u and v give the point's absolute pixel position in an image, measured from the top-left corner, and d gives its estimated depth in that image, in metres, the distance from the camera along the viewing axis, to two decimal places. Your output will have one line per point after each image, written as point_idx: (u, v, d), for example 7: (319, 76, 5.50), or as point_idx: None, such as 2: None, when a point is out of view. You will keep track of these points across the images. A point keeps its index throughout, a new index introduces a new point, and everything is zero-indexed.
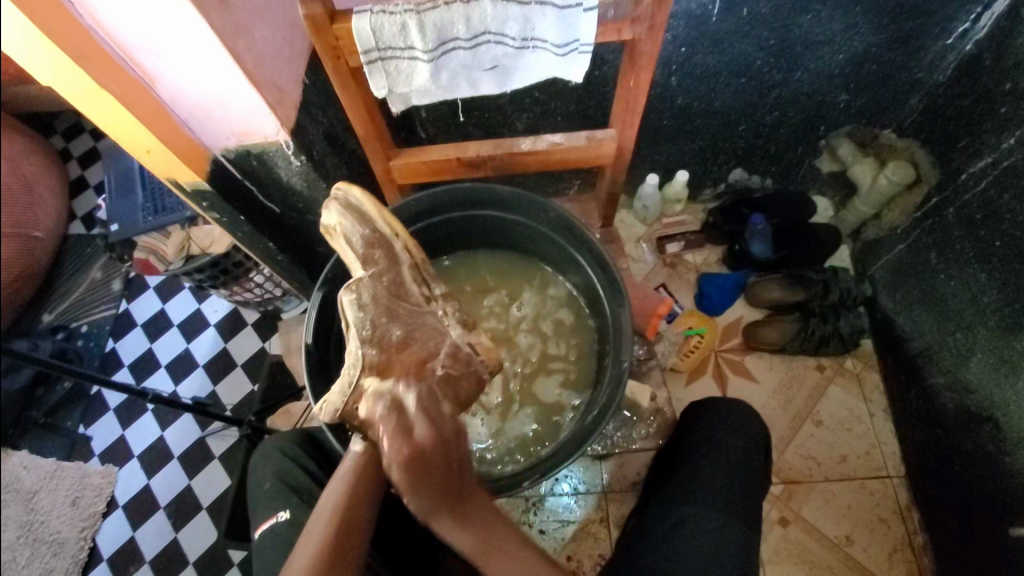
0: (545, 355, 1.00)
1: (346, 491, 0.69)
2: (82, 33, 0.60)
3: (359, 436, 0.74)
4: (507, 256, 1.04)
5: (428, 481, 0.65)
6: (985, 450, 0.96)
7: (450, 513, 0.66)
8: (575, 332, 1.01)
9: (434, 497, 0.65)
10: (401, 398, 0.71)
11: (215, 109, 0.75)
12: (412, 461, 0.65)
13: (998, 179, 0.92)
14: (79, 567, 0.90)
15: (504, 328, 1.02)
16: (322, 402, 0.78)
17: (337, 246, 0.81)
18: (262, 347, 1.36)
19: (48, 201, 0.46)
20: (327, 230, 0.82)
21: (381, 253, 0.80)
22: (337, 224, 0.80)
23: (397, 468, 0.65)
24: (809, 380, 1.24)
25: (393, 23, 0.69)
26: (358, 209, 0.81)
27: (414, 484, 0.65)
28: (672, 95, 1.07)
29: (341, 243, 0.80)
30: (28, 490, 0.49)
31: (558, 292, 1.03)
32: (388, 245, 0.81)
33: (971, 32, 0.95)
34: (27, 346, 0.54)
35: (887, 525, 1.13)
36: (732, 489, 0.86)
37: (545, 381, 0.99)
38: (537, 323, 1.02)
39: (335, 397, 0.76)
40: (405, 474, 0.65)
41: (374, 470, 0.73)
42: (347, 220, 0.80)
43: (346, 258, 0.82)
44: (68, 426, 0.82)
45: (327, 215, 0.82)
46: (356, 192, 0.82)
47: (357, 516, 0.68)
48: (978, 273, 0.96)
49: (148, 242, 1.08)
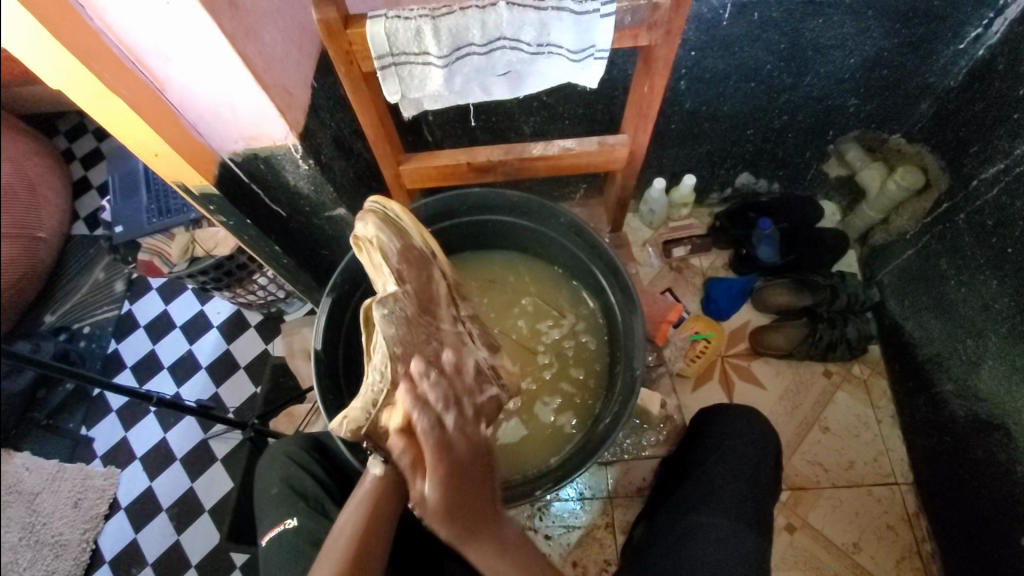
0: (560, 376, 0.98)
1: (364, 517, 0.68)
2: (92, 35, 0.59)
3: (380, 459, 0.72)
4: (530, 267, 1.03)
5: (460, 496, 0.65)
6: (996, 460, 0.95)
7: (488, 533, 0.65)
8: (594, 358, 0.99)
9: (472, 524, 0.64)
10: (438, 419, 0.69)
11: (223, 111, 0.74)
12: (444, 477, 0.65)
13: (1010, 185, 0.91)
14: (82, 569, 0.90)
15: (528, 340, 0.99)
16: (342, 418, 0.73)
17: (364, 256, 0.77)
18: (263, 347, 1.39)
19: (50, 202, 0.45)
20: (357, 238, 0.77)
21: (410, 270, 0.78)
22: (373, 237, 0.76)
23: (430, 486, 0.64)
24: (817, 386, 1.24)
25: (408, 28, 0.69)
26: (391, 223, 0.78)
27: (449, 509, 0.63)
28: (682, 99, 1.06)
29: (378, 255, 0.75)
30: (31, 491, 0.48)
31: (580, 309, 1.01)
32: (418, 256, 0.80)
33: (985, 37, 0.95)
34: (28, 348, 0.53)
35: (894, 532, 1.13)
36: (746, 498, 0.85)
37: (542, 406, 0.95)
38: (559, 343, 0.99)
39: (357, 414, 0.72)
40: (448, 494, 0.64)
41: (391, 491, 0.72)
42: (385, 233, 0.76)
43: (372, 264, 0.77)
44: (70, 427, 0.82)
45: (359, 224, 0.77)
46: (392, 208, 0.81)
47: (377, 533, 0.68)
48: (990, 280, 0.96)
49: (152, 244, 1.06)
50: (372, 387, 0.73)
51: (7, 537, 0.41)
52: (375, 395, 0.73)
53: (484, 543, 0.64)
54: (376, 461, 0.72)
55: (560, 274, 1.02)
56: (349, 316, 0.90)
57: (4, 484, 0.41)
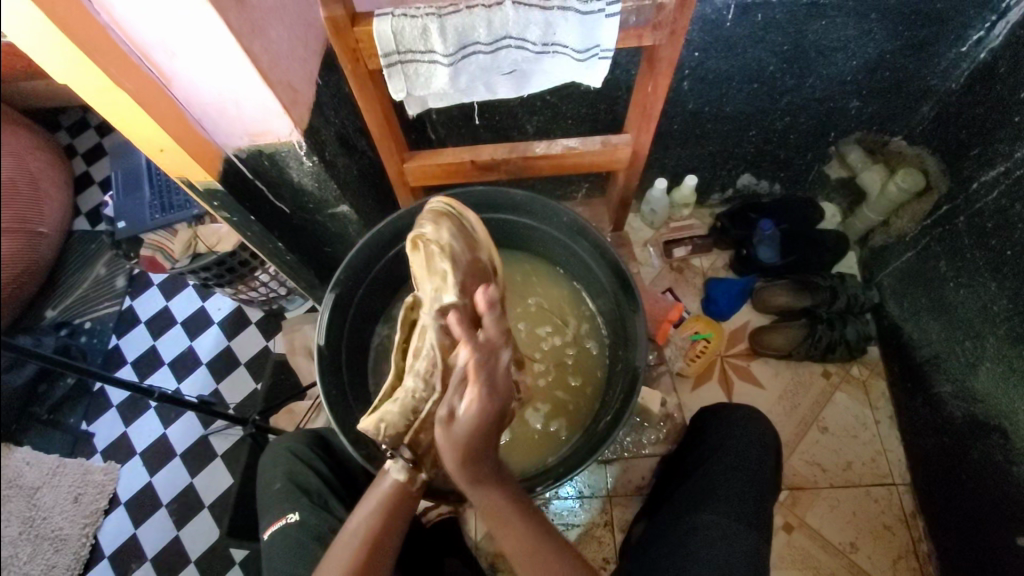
0: (556, 383, 0.97)
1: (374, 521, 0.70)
2: (101, 30, 0.60)
3: (401, 466, 0.72)
4: (536, 270, 1.03)
5: (491, 423, 0.63)
6: (993, 461, 0.95)
7: (489, 476, 0.64)
8: (595, 367, 0.98)
9: (483, 455, 0.63)
10: (494, 354, 0.64)
11: (228, 108, 0.75)
12: (488, 400, 0.62)
13: (1010, 188, 0.92)
14: (81, 563, 0.90)
15: (526, 343, 0.98)
16: (377, 420, 0.71)
17: (423, 257, 0.74)
18: (264, 345, 1.36)
19: (52, 195, 0.45)
20: (423, 237, 0.75)
21: (471, 281, 0.73)
22: (439, 241, 0.74)
23: (471, 405, 0.61)
24: (816, 387, 1.24)
25: (414, 26, 0.69)
26: (463, 232, 0.76)
27: (467, 443, 0.61)
28: (684, 100, 1.07)
29: (443, 257, 0.73)
30: (31, 484, 0.48)
31: (581, 311, 1.01)
32: (482, 272, 0.75)
33: (986, 40, 0.95)
34: (29, 342, 0.53)
35: (891, 532, 1.13)
36: (746, 496, 0.86)
37: (533, 413, 0.94)
38: (557, 347, 0.98)
39: (395, 418, 0.71)
40: (476, 431, 0.62)
41: (402, 506, 0.72)
42: (454, 239, 0.74)
43: (430, 264, 0.73)
44: (70, 422, 0.82)
45: (431, 227, 0.75)
46: (468, 218, 0.78)
47: (385, 546, 0.69)
48: (989, 282, 0.96)
49: (155, 240, 1.07)
50: (413, 394, 0.71)
51: (7, 530, 0.41)
52: (416, 402, 0.71)
53: (490, 474, 0.64)
54: (397, 465, 0.72)
55: (567, 279, 1.02)
56: (352, 314, 0.91)
57: (6, 476, 0.41)
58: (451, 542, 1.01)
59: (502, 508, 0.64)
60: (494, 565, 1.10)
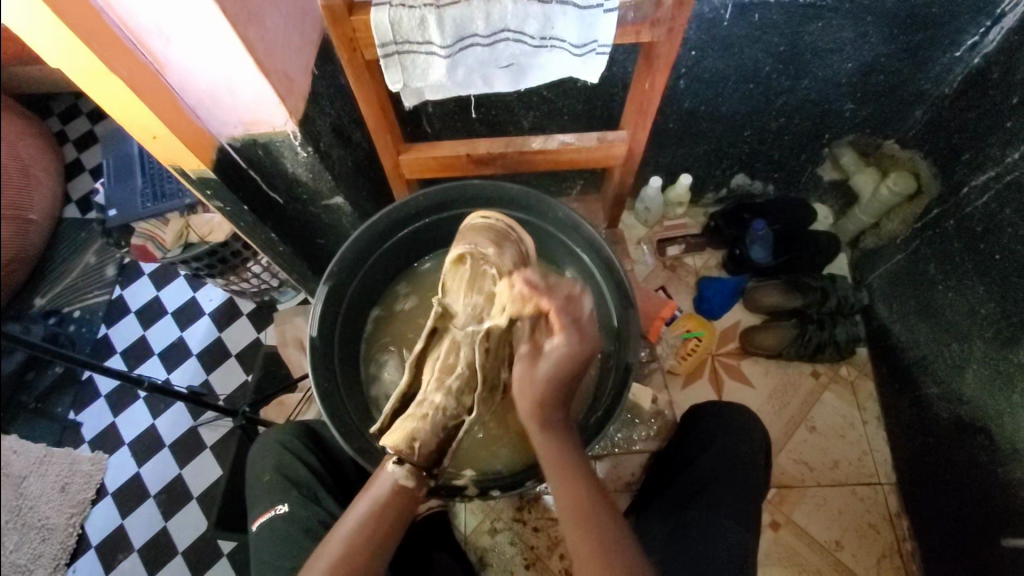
0: None
1: (365, 519, 0.68)
2: (93, 16, 0.59)
3: (400, 465, 0.72)
4: None
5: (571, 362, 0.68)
6: (978, 462, 0.97)
7: (557, 422, 0.69)
8: None
9: (551, 405, 0.69)
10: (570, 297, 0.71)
11: (223, 95, 0.74)
12: (576, 328, 0.69)
13: (1000, 193, 0.93)
14: (67, 554, 0.89)
15: None
16: (409, 441, 0.73)
17: (472, 272, 0.83)
18: (256, 337, 1.36)
19: (41, 182, 0.44)
20: (481, 255, 0.83)
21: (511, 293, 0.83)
22: (494, 261, 0.82)
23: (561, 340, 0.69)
24: (804, 387, 1.26)
25: (412, 17, 0.69)
26: (522, 256, 0.86)
27: (544, 387, 0.68)
28: (680, 98, 1.07)
29: (494, 278, 0.82)
30: (18, 473, 0.48)
31: None
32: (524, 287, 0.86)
33: (980, 45, 0.96)
34: (18, 330, 0.53)
35: (876, 531, 1.14)
36: (736, 495, 0.86)
37: None
38: None
39: (427, 438, 0.74)
40: (554, 376, 0.69)
41: (403, 511, 0.70)
42: (511, 261, 0.83)
43: (478, 282, 0.83)
44: (59, 411, 0.81)
45: (493, 248, 0.83)
46: (529, 243, 0.88)
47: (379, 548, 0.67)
48: (977, 285, 0.97)
49: (146, 229, 1.06)
50: (443, 413, 0.76)
51: None
52: (445, 420, 0.76)
53: (549, 421, 0.68)
54: (400, 467, 0.71)
55: None
56: (346, 307, 0.91)
57: None
58: (441, 537, 1.01)
59: (562, 460, 0.67)
60: (482, 560, 1.10)
